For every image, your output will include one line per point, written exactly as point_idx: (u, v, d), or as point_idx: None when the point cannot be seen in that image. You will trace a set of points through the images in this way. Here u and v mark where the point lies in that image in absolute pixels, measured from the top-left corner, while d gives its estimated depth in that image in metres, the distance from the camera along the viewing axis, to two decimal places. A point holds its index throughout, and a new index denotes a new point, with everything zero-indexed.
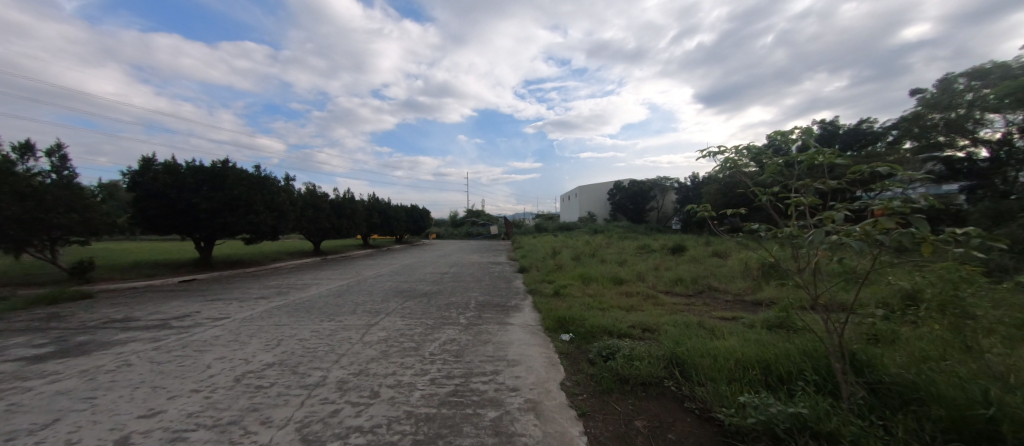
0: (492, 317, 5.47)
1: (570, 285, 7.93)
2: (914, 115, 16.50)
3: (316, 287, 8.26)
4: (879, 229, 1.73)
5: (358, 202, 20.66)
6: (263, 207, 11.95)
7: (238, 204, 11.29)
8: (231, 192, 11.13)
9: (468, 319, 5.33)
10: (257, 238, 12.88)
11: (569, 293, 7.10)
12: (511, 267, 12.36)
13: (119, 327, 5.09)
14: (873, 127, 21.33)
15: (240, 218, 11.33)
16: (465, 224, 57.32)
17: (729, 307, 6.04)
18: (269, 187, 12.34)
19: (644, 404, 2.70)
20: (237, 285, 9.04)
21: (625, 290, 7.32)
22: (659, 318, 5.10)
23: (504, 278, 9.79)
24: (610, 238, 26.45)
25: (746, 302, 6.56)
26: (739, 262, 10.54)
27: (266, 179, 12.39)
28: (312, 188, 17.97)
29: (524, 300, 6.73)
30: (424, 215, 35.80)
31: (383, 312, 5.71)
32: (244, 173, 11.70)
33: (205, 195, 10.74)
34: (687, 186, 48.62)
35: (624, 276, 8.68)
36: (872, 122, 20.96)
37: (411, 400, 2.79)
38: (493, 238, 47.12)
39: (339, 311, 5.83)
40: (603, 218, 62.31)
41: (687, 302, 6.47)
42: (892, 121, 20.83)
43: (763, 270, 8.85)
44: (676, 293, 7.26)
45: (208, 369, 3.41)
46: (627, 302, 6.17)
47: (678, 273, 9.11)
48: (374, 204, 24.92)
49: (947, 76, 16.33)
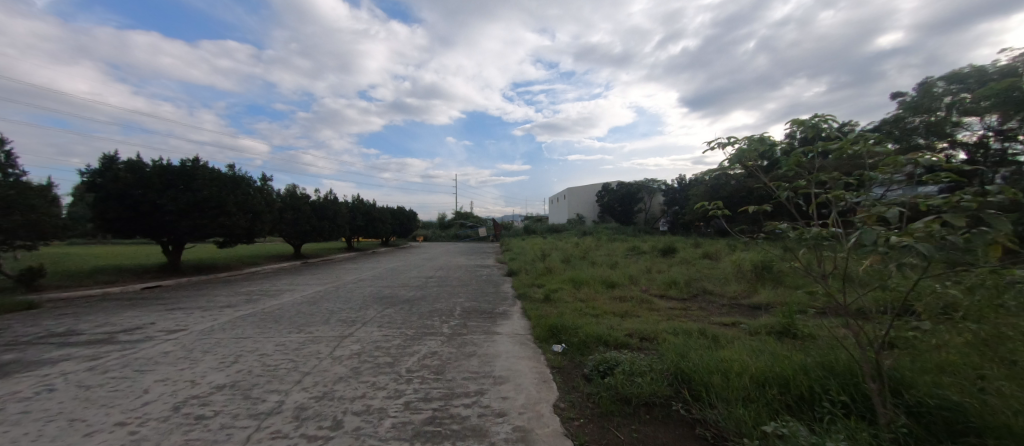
0: (478, 325, 5.08)
1: (560, 289, 7.58)
2: (895, 118, 16.78)
3: (291, 293, 7.73)
4: (955, 235, 1.37)
5: (341, 204, 20.00)
6: (236, 208, 11.27)
7: (209, 205, 10.62)
8: (201, 193, 10.44)
9: (452, 328, 4.94)
10: (231, 241, 12.19)
11: (559, 297, 6.76)
12: (499, 271, 11.99)
13: (57, 342, 4.52)
14: None
15: (210, 220, 10.64)
16: (453, 227, 56.63)
17: (726, 312, 5.80)
18: (244, 188, 11.69)
19: (650, 431, 2.36)
20: (205, 291, 8.41)
21: (617, 293, 7.03)
22: (657, 325, 4.79)
23: (492, 282, 9.40)
24: (599, 240, 26.27)
25: (743, 306, 6.32)
26: (731, 264, 10.36)
27: (240, 179, 11.72)
28: (292, 189, 17.25)
29: (512, 306, 6.36)
30: (411, 217, 35.10)
31: (360, 321, 5.26)
32: (216, 172, 11.04)
33: (172, 196, 10.05)
34: (674, 188, 49.04)
35: (616, 279, 8.37)
36: None
37: (380, 432, 2.36)
38: (481, 240, 46.58)
39: (312, 320, 5.35)
40: (592, 220, 62.44)
41: (683, 306, 6.21)
42: None
43: (755, 273, 8.68)
44: (670, 297, 6.99)
45: (145, 395, 2.92)
46: (621, 308, 5.86)
47: (670, 275, 8.87)
48: (359, 205, 24.20)
49: (926, 81, 16.69)
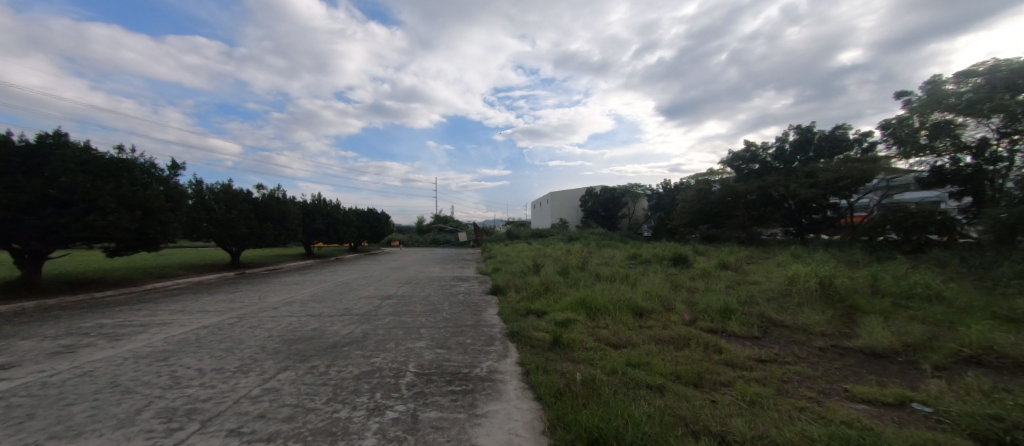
0: (443, 423, 2.56)
1: (571, 321, 5.20)
2: (975, 98, 17.17)
3: (153, 333, 4.92)
4: None
5: (293, 203, 16.98)
6: (120, 204, 8.06)
7: (73, 199, 7.43)
8: (58, 179, 7.24)
9: (386, 434, 2.39)
10: (124, 249, 9.08)
11: (576, 340, 4.37)
12: (479, 287, 9.49)
13: None
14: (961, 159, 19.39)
15: (73, 220, 7.42)
16: (431, 231, 53.39)
17: (856, 376, 3.57)
18: (137, 176, 8.48)
19: None
20: (30, 326, 5.47)
21: (658, 331, 4.72)
22: (796, 424, 2.45)
23: (470, 305, 6.92)
24: (589, 245, 24.10)
25: (859, 358, 4.13)
26: (770, 282, 8.35)
27: (133, 163, 8.53)
28: (227, 184, 14.10)
29: (504, 359, 3.89)
30: (383, 220, 31.95)
31: (202, 417, 2.60)
32: (88, 152, 7.82)
33: (8, 184, 6.86)
34: (659, 192, 48.08)
35: (642, 302, 6.08)
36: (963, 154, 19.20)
37: None
38: (461, 246, 43.80)
39: (102, 415, 2.65)
40: (575, 225, 60.84)
41: (774, 358, 3.96)
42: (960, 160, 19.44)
43: (818, 296, 6.68)
44: (733, 334, 4.80)
45: None
46: (687, 367, 3.50)
47: (709, 296, 6.69)
48: (318, 206, 21.06)
49: (965, 74, 17.85)
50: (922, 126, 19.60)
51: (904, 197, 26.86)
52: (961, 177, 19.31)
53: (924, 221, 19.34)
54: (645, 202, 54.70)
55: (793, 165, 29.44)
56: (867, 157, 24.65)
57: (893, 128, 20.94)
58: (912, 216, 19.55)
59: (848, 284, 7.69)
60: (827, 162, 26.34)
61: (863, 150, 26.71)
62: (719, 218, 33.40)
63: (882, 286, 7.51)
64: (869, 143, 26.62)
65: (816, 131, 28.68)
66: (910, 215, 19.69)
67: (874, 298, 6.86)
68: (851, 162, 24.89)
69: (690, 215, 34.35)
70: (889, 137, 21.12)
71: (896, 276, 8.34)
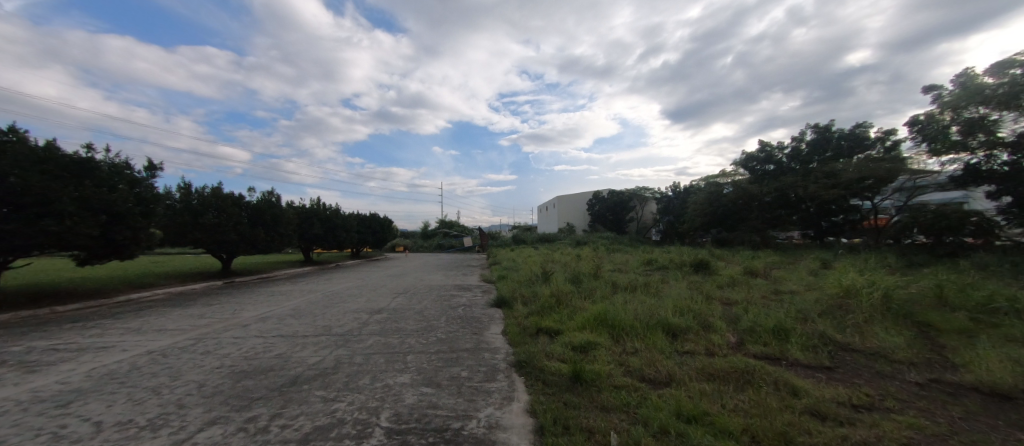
0: None
1: (593, 345, 4.24)
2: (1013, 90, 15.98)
3: (79, 363, 4.01)
4: None
5: (288, 208, 16.21)
6: (82, 208, 7.26)
7: (26, 201, 6.66)
8: (7, 180, 6.47)
9: None
10: (93, 258, 8.28)
11: (602, 375, 3.38)
12: (482, 298, 8.58)
13: None
14: (998, 157, 18.03)
15: (26, 226, 6.66)
16: (436, 236, 52.68)
17: (1003, 437, 2.54)
18: (103, 176, 7.69)
19: None
20: None
21: (703, 361, 3.74)
22: None
23: (470, 322, 5.96)
24: (598, 251, 23.09)
25: (983, 401, 3.08)
26: (813, 292, 7.32)
27: (99, 163, 7.73)
28: (216, 187, 13.36)
29: (508, 405, 2.92)
30: (386, 225, 31.23)
31: None
32: (44, 150, 7.04)
33: None
34: (668, 195, 46.91)
35: (674, 319, 5.11)
36: (1000, 151, 17.85)
37: None
38: (466, 252, 42.98)
39: None
40: (582, 229, 59.82)
41: (874, 404, 2.93)
42: (997, 158, 18.07)
43: (880, 310, 5.64)
44: (800, 364, 3.79)
45: None
46: (763, 421, 2.50)
47: (751, 310, 5.69)
48: (316, 210, 20.32)
49: (1002, 64, 16.63)
50: (954, 122, 18.39)
51: (929, 199, 25.50)
52: (997, 176, 18.04)
53: (959, 222, 18.01)
54: (653, 205, 53.65)
55: (810, 165, 28.22)
56: (891, 156, 23.39)
57: (922, 125, 19.64)
58: (944, 217, 18.33)
59: (907, 295, 6.62)
60: (848, 162, 25.11)
61: (886, 149, 25.43)
62: (732, 221, 32.22)
63: (949, 297, 6.43)
64: (892, 142, 25.35)
65: (834, 130, 27.49)
66: (942, 216, 18.45)
67: (945, 312, 5.79)
68: (874, 161, 23.65)
69: (702, 218, 33.17)
70: (916, 134, 19.92)
71: (958, 283, 7.28)
